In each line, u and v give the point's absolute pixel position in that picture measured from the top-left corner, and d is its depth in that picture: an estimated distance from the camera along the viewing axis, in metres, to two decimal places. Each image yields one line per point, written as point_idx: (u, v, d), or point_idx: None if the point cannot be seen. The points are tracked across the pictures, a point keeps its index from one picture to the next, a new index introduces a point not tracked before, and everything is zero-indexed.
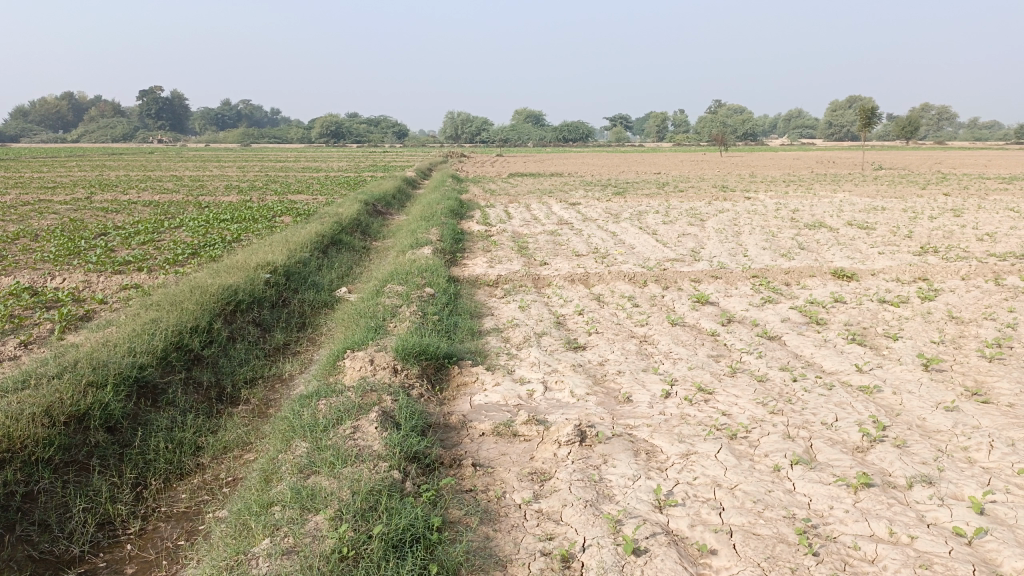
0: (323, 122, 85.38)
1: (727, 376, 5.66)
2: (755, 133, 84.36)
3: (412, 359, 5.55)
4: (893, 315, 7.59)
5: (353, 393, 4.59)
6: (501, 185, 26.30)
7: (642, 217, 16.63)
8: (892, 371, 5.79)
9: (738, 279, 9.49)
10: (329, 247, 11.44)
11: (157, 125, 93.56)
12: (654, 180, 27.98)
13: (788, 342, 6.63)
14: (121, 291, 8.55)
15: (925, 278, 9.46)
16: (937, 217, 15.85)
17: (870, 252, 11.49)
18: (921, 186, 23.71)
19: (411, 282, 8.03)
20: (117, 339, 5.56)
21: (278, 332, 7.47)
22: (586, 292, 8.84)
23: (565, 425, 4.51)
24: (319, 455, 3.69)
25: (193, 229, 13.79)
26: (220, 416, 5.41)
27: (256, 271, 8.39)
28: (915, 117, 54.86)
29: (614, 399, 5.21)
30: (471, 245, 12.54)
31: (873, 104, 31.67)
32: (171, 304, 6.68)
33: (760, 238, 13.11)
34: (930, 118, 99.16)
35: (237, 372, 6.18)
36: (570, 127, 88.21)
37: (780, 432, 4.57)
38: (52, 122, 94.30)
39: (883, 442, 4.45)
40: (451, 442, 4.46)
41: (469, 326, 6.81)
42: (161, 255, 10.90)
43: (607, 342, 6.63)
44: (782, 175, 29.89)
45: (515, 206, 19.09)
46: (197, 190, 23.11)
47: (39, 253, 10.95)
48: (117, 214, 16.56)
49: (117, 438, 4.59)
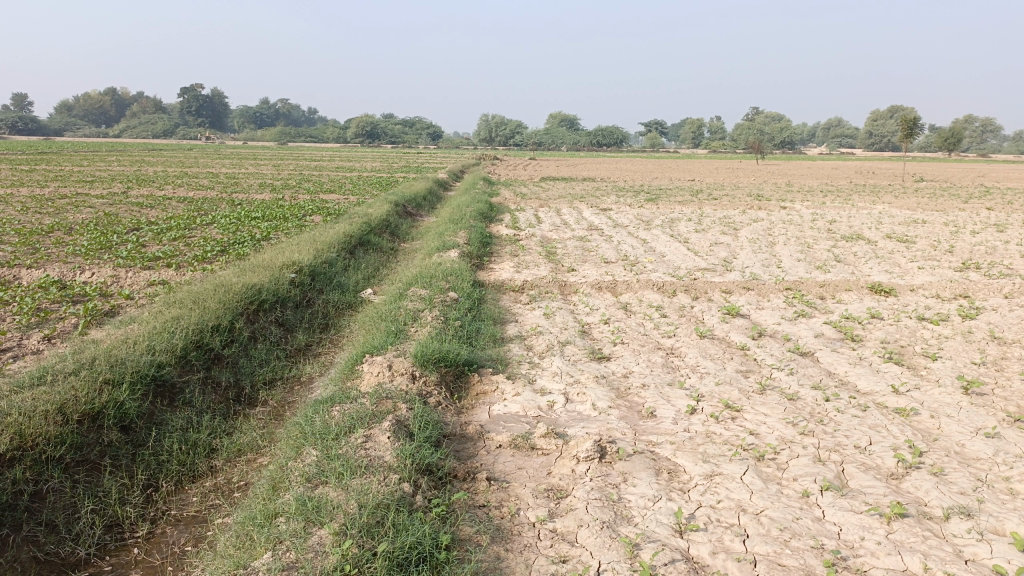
0: (358, 121, 85.96)
1: (756, 393, 5.47)
2: (792, 142, 83.17)
3: (431, 366, 5.45)
4: (932, 333, 7.31)
5: (368, 400, 4.49)
6: (533, 188, 26.18)
7: (674, 224, 16.40)
8: (930, 393, 5.55)
9: (770, 292, 9.25)
10: (357, 247, 11.41)
11: (197, 123, 95.20)
12: (687, 187, 27.68)
13: (821, 359, 6.40)
14: (148, 287, 8.58)
15: (966, 295, 9.13)
16: (979, 232, 15.38)
17: (909, 267, 11.16)
18: (963, 199, 23.07)
19: (435, 286, 7.93)
20: (137, 336, 5.53)
21: (301, 332, 7.43)
22: (614, 300, 8.67)
23: (585, 440, 4.36)
24: (328, 464, 3.59)
25: (224, 226, 13.87)
26: (236, 418, 5.35)
27: (281, 270, 8.36)
28: (958, 128, 53.64)
29: (637, 414, 5.05)
30: (498, 249, 12.43)
31: (914, 114, 31.00)
32: (194, 302, 6.66)
33: (795, 249, 12.82)
34: (972, 130, 97.09)
35: (256, 373, 6.13)
36: (604, 132, 87.68)
37: (810, 455, 4.38)
38: (96, 116, 96.42)
39: (919, 469, 4.24)
40: (467, 453, 4.34)
41: (491, 333, 6.69)
42: (190, 251, 10.96)
43: (633, 353, 6.46)
44: (819, 185, 29.38)
45: (546, 210, 18.95)
46: (230, 187, 23.37)
47: (72, 247, 11.07)
48: (151, 209, 16.76)
49: (130, 437, 4.55)
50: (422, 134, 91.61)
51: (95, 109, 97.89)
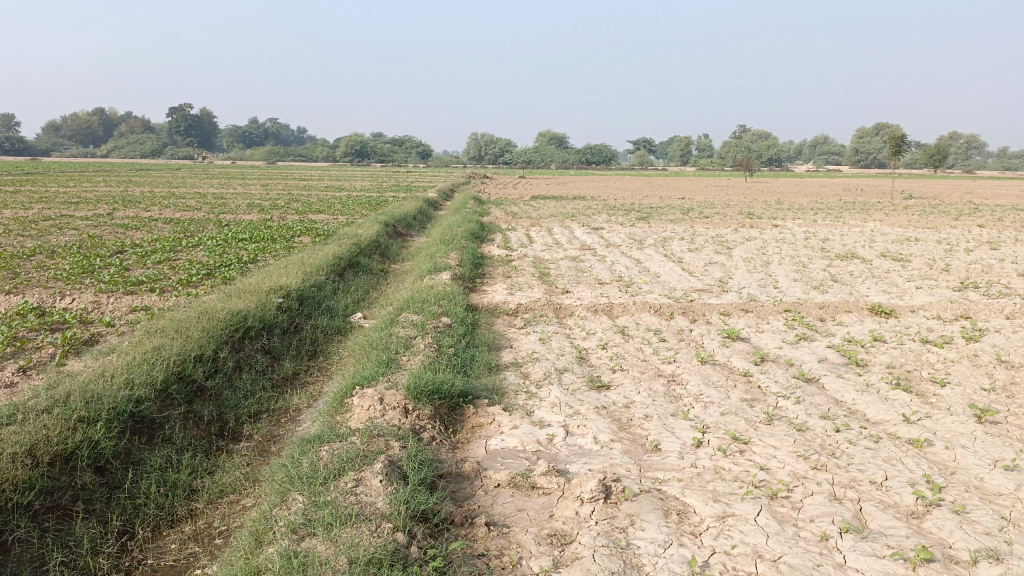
0: (347, 141, 86.07)
1: (763, 424, 5.25)
2: (779, 159, 83.60)
3: (424, 398, 5.22)
4: (938, 357, 7.13)
5: (358, 438, 4.24)
6: (523, 207, 26.03)
7: (667, 243, 16.26)
8: (942, 422, 5.35)
9: (769, 314, 9.07)
10: (346, 269, 11.18)
11: (185, 142, 94.90)
12: (678, 205, 27.59)
13: (828, 386, 6.20)
14: (131, 313, 8.33)
15: (968, 316, 8.97)
16: (973, 250, 15.30)
17: (906, 287, 11.02)
18: (953, 217, 23.10)
19: (427, 311, 7.70)
20: (115, 368, 5.27)
21: (288, 360, 7.17)
22: (610, 324, 8.46)
23: (589, 480, 4.13)
24: (315, 513, 3.33)
25: (210, 248, 13.61)
26: (219, 455, 5.09)
27: (268, 295, 8.11)
28: (943, 144, 53.99)
29: (640, 447, 4.82)
30: (490, 270, 12.23)
31: (901, 131, 31.10)
32: (176, 330, 6.40)
33: (790, 269, 12.69)
34: (957, 147, 97.88)
35: (241, 406, 5.87)
36: (593, 151, 87.99)
37: (825, 493, 4.16)
38: (83, 136, 96.12)
39: (940, 507, 4.01)
40: (464, 494, 4.10)
41: (486, 361, 6.47)
42: (175, 275, 10.71)
43: (633, 380, 6.25)
44: (810, 203, 29.38)
45: (537, 230, 18.81)
46: (218, 207, 23.10)
47: (53, 271, 10.78)
48: (136, 231, 16.48)
49: (106, 480, 4.29)
50: (411, 152, 91.67)
51: (83, 128, 97.53)
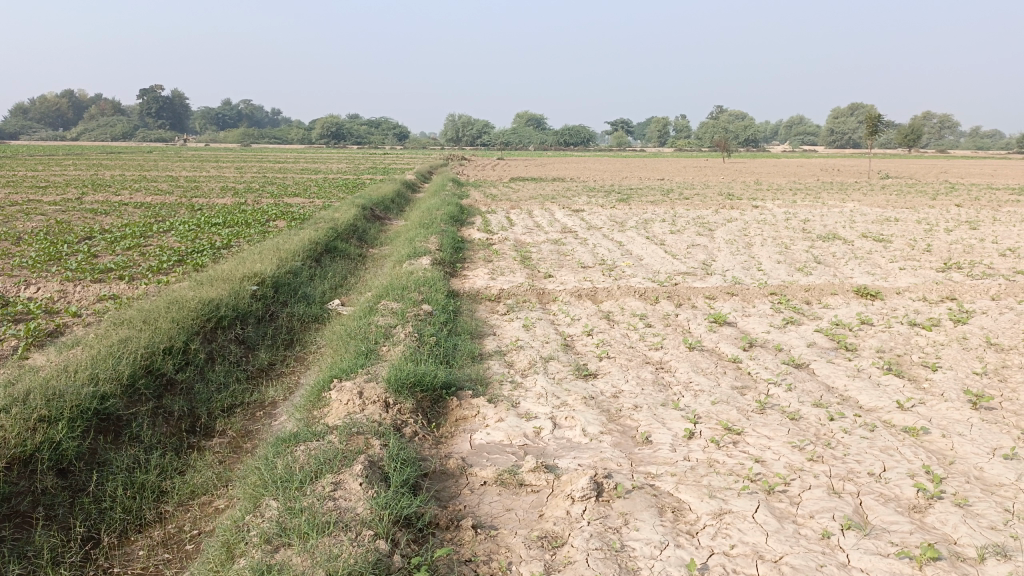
0: (323, 123, 84.95)
1: (756, 413, 5.10)
2: (756, 139, 83.77)
3: (406, 391, 5.01)
4: (927, 340, 7.03)
5: (336, 436, 4.01)
6: (502, 189, 25.77)
7: (648, 225, 16.10)
8: (936, 409, 5.24)
9: (755, 297, 8.94)
10: (323, 254, 10.90)
11: (157, 125, 93.11)
12: (658, 187, 27.43)
13: (819, 371, 6.08)
14: (98, 302, 8.01)
15: (954, 297, 8.89)
16: (953, 229, 15.29)
17: (890, 268, 10.95)
18: (931, 196, 23.17)
19: (407, 298, 7.46)
20: (79, 362, 4.99)
21: (263, 350, 6.91)
22: (595, 309, 8.28)
23: (579, 477, 3.95)
24: (291, 522, 3.12)
25: (182, 233, 13.21)
26: (190, 453, 4.85)
27: (241, 283, 7.82)
28: (918, 124, 54.23)
29: (631, 440, 4.65)
30: (471, 254, 11.98)
31: (878, 112, 31.08)
32: (144, 321, 6.12)
33: (773, 251, 12.57)
34: (931, 127, 98.60)
35: (214, 400, 5.62)
36: (571, 131, 87.44)
37: (823, 486, 4.01)
38: (51, 119, 94.02)
39: (942, 500, 3.89)
40: (449, 494, 3.91)
41: (469, 350, 6.26)
42: (145, 262, 10.35)
43: (620, 368, 6.07)
44: (788, 183, 29.39)
45: (517, 212, 18.58)
46: (191, 191, 22.60)
47: (17, 258, 10.38)
48: (106, 216, 15.99)
49: (68, 482, 4.04)
50: (388, 134, 90.75)
51: (51, 110, 95.32)
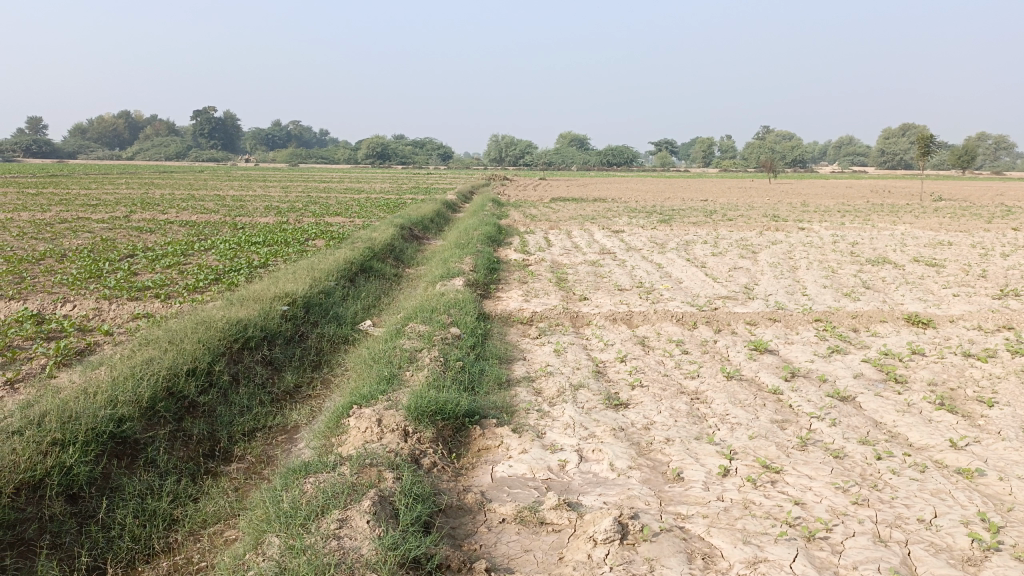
0: (369, 143, 86.19)
1: (796, 450, 4.80)
2: (803, 160, 82.45)
3: (426, 420, 4.84)
4: (983, 372, 6.62)
5: (347, 467, 3.86)
6: (541, 210, 25.58)
7: (689, 246, 15.78)
8: (994, 449, 4.87)
9: (798, 323, 8.60)
10: (357, 274, 10.85)
11: (209, 144, 95.43)
12: (701, 207, 27.01)
13: (865, 405, 5.73)
14: (131, 321, 8.04)
15: (1011, 327, 8.42)
16: (1009, 254, 14.67)
17: (942, 294, 10.48)
18: (986, 219, 22.39)
19: (436, 320, 7.31)
20: (100, 383, 4.93)
21: (290, 372, 6.82)
22: (630, 334, 8.02)
23: (603, 516, 3.72)
24: (291, 562, 2.98)
25: (221, 252, 13.30)
26: (207, 479, 4.74)
27: (271, 303, 7.75)
28: (971, 145, 52.78)
29: (661, 476, 4.40)
30: (506, 275, 11.82)
31: (931, 133, 30.29)
32: (170, 341, 6.06)
33: (819, 275, 12.15)
34: (986, 147, 95.98)
35: (235, 423, 5.52)
36: (614, 152, 87.13)
37: (868, 533, 3.71)
38: (109, 139, 97.11)
39: (1000, 553, 3.55)
40: (464, 532, 3.71)
41: (497, 376, 6.08)
42: (182, 280, 10.42)
43: (653, 398, 5.81)
44: (836, 205, 28.67)
45: (556, 233, 18.41)
46: (236, 210, 22.94)
47: (59, 275, 10.53)
48: (150, 234, 16.25)
49: (78, 509, 3.95)
50: (432, 155, 91.65)
51: (108, 130, 98.37)
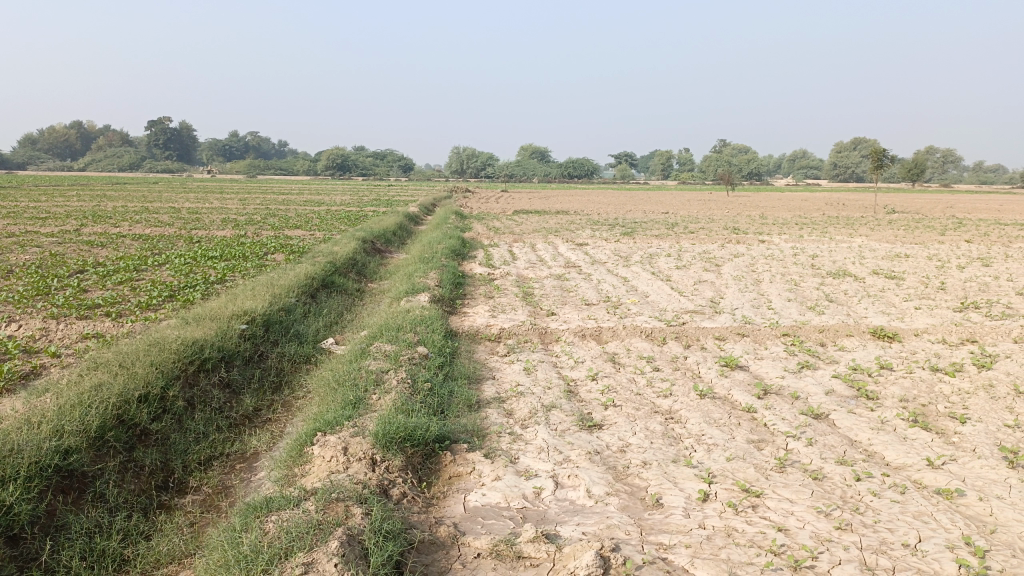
0: (329, 155, 85.35)
1: (775, 471, 4.70)
2: (759, 173, 83.89)
3: (395, 447, 4.62)
4: (952, 387, 6.62)
5: (313, 503, 3.64)
6: (504, 222, 25.50)
7: (654, 259, 15.78)
8: (970, 467, 4.83)
9: (767, 338, 8.56)
10: (319, 289, 10.57)
11: (164, 155, 93.55)
12: (663, 220, 27.17)
13: (839, 423, 5.67)
14: (80, 341, 7.66)
15: (975, 340, 8.49)
16: (965, 266, 14.94)
17: (905, 307, 10.57)
18: (940, 231, 22.91)
19: (402, 339, 7.09)
20: (43, 411, 4.61)
21: (249, 395, 6.54)
22: (599, 351, 7.90)
23: (583, 550, 3.55)
24: None
25: (176, 268, 12.88)
26: (160, 513, 4.46)
27: (229, 321, 7.45)
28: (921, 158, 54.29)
29: (640, 503, 4.25)
30: (471, 290, 11.65)
31: (884, 147, 31.02)
32: (120, 363, 5.74)
33: (783, 288, 12.20)
34: (934, 160, 98.92)
35: (191, 452, 5.24)
36: (575, 165, 87.65)
37: (854, 561, 3.60)
38: (59, 149, 94.62)
39: None
40: (437, 569, 3.52)
41: (466, 397, 5.89)
42: (135, 297, 10.03)
43: (628, 418, 5.68)
44: (794, 218, 29.11)
45: (520, 246, 18.30)
46: (191, 223, 22.38)
47: (4, 293, 10.06)
48: (102, 249, 15.71)
49: (19, 552, 3.66)
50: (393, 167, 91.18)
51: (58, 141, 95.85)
